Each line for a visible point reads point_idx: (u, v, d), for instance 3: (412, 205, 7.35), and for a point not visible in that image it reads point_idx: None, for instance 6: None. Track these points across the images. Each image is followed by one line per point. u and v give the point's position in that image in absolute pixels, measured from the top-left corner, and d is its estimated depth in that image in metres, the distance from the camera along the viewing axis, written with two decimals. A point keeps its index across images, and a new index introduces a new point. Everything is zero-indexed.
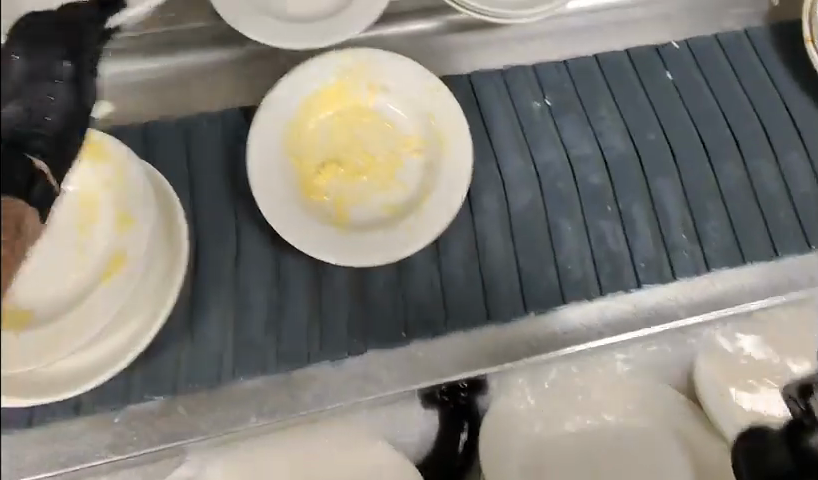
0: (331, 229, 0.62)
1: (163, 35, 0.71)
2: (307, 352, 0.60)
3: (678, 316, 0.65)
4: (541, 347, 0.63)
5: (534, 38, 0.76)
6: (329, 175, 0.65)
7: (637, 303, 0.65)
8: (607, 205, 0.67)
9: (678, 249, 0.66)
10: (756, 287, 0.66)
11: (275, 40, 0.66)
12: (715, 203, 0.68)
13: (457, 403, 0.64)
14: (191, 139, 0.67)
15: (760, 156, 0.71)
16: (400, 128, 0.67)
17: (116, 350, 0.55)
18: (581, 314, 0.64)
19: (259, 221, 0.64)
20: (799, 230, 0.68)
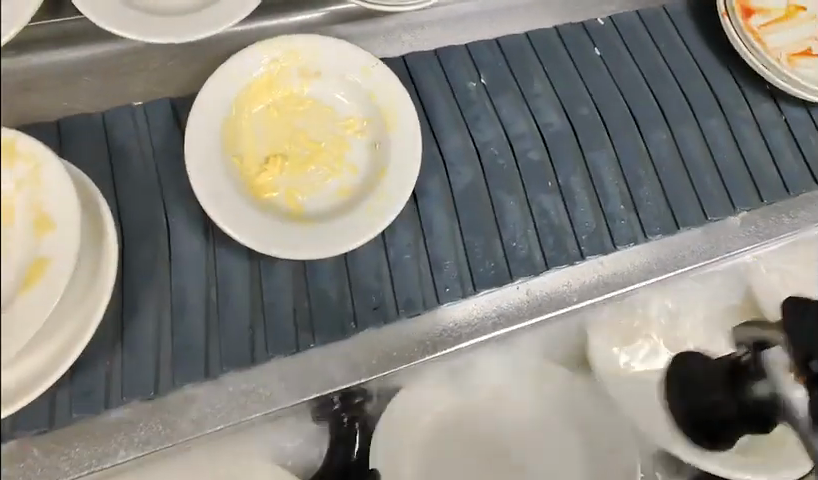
0: (282, 223, 0.59)
1: (43, 32, 0.64)
2: (252, 353, 0.57)
3: (596, 291, 0.65)
4: (492, 324, 0.62)
5: (457, 18, 0.75)
6: (275, 171, 0.62)
7: (528, 292, 0.64)
8: (548, 181, 0.68)
9: (615, 219, 0.68)
10: (658, 260, 0.68)
11: (145, 36, 0.60)
12: (647, 173, 0.70)
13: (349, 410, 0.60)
14: (109, 134, 0.62)
15: (685, 125, 0.74)
16: (340, 112, 0.66)
17: (44, 365, 0.51)
18: (508, 295, 0.64)
19: (192, 214, 0.60)
20: (723, 192, 0.71)
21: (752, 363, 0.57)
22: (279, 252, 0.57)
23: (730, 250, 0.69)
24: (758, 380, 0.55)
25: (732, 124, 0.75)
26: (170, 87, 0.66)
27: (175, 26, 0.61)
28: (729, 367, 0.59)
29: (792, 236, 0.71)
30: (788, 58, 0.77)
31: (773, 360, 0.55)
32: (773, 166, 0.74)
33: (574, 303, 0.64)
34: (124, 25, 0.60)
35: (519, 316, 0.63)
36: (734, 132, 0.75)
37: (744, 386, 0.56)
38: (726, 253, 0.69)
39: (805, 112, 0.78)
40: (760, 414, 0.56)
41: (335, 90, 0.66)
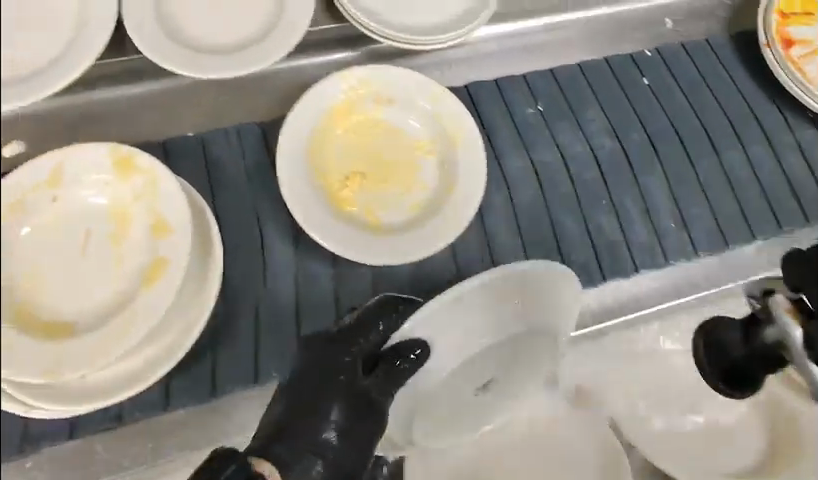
0: (363, 235, 0.65)
1: (102, 68, 0.68)
2: None
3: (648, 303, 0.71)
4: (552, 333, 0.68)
5: (510, 46, 0.81)
6: (354, 187, 0.68)
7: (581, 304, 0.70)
8: (602, 200, 0.73)
9: (667, 234, 0.72)
10: (705, 274, 0.72)
11: (184, 69, 0.63)
12: (696, 194, 0.75)
13: (395, 367, 0.55)
14: (209, 155, 0.69)
15: (731, 149, 0.79)
16: (411, 133, 0.72)
17: (156, 356, 0.58)
18: None
19: (282, 227, 0.67)
20: (769, 213, 0.75)
21: (759, 313, 0.55)
22: (361, 259, 0.63)
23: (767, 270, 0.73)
24: (766, 327, 0.54)
25: (777, 148, 0.80)
26: (252, 110, 0.72)
27: (214, 63, 0.63)
28: (751, 322, 0.58)
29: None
30: None
31: (779, 309, 0.50)
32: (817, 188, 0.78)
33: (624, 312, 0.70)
34: (164, 54, 0.62)
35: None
36: (778, 157, 0.79)
37: (761, 333, 0.55)
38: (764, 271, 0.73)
39: None
40: (771, 354, 0.57)
41: (407, 116, 0.72)
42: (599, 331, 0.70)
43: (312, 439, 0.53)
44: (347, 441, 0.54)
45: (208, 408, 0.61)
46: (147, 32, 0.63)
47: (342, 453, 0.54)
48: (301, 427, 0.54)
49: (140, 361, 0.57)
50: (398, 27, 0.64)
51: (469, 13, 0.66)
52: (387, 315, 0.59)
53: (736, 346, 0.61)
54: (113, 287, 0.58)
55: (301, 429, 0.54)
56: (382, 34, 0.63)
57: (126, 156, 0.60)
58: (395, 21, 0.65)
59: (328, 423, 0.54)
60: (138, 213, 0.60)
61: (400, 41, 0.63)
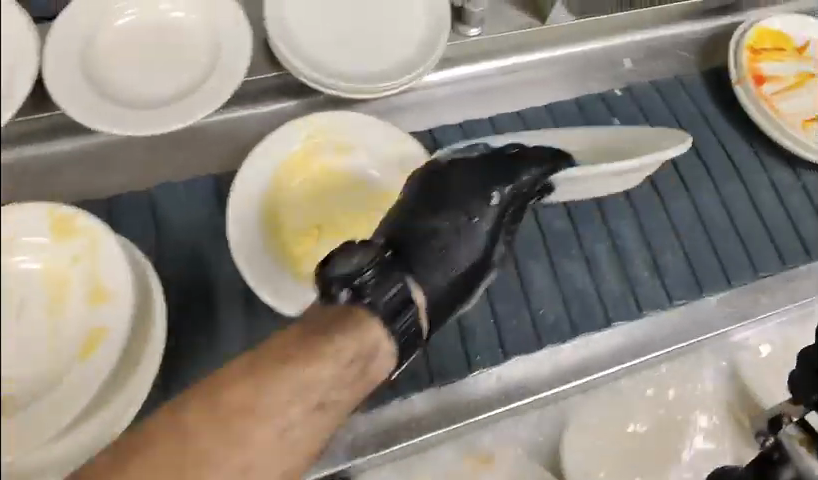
0: None
1: (23, 125, 0.64)
2: None
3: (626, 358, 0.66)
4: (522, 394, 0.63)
5: (461, 90, 0.78)
6: (312, 242, 0.65)
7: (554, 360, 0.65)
8: (572, 249, 0.70)
9: (641, 283, 0.69)
10: (686, 324, 0.68)
11: (85, 115, 0.55)
12: (671, 239, 0.72)
13: (529, 197, 0.58)
14: (153, 211, 0.65)
15: (704, 191, 0.76)
16: (372, 183, 0.69)
17: (87, 436, 0.52)
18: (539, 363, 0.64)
19: (232, 286, 0.63)
20: (746, 258, 0.73)
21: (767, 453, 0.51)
22: None
23: (749, 318, 0.69)
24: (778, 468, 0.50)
25: (751, 190, 0.78)
26: (197, 165, 0.68)
27: (125, 111, 0.57)
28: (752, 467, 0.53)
29: (805, 304, 0.71)
30: (802, 124, 0.81)
31: (790, 440, 0.49)
32: (792, 229, 0.75)
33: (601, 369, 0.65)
34: (69, 93, 0.56)
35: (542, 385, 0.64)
36: (753, 199, 0.77)
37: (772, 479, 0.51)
38: (746, 320, 0.69)
39: None
40: None
41: (367, 164, 0.69)
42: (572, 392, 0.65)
43: (396, 280, 0.48)
44: (455, 285, 0.52)
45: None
46: (65, 83, 0.56)
47: (458, 292, 0.53)
48: (419, 263, 0.51)
49: (71, 445, 0.52)
50: (344, 75, 0.61)
51: (427, 47, 0.63)
52: (540, 163, 0.58)
53: None
54: (55, 360, 0.52)
55: (418, 266, 0.51)
56: (327, 84, 0.60)
57: (61, 219, 0.57)
58: (342, 67, 0.61)
59: (437, 280, 0.51)
60: (76, 276, 0.55)
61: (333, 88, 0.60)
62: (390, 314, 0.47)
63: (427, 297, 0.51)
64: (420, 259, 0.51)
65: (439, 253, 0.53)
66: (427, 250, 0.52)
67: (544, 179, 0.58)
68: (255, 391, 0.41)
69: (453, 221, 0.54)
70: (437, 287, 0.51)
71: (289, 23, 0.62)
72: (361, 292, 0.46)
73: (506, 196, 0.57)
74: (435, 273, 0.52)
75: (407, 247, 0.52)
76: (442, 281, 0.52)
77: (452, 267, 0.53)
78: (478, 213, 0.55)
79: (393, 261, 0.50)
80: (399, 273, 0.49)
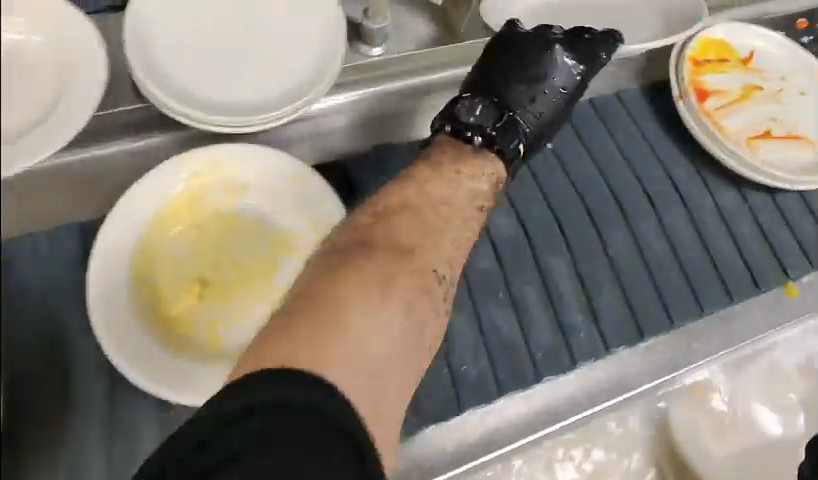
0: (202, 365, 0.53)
1: None
2: None
3: (556, 417, 0.60)
4: (438, 465, 0.57)
5: None
6: (193, 300, 0.56)
7: (475, 426, 0.58)
8: (499, 292, 0.62)
9: (573, 329, 0.62)
10: (620, 376, 0.62)
11: None
12: (607, 278, 0.65)
13: (589, 61, 0.62)
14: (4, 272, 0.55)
15: (644, 220, 0.70)
16: (270, 226, 0.61)
17: None
18: (460, 430, 0.57)
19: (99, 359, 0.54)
20: (690, 295, 0.66)
21: None
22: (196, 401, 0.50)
23: (688, 364, 0.64)
24: None
25: (694, 216, 0.71)
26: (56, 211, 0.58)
27: None
28: None
29: (746, 345, 0.66)
30: (747, 142, 0.76)
31: None
32: (740, 259, 0.69)
33: (526, 432, 0.59)
34: None
35: (464, 454, 0.57)
36: (697, 225, 0.71)
37: None
38: (684, 367, 0.64)
39: (768, 198, 0.74)
40: None
41: (261, 204, 0.61)
42: (495, 458, 0.59)
43: (477, 128, 0.57)
44: (522, 144, 0.59)
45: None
46: None
47: (532, 142, 0.61)
48: (512, 120, 0.59)
49: None
50: (227, 109, 0.54)
51: (318, 72, 0.56)
52: (608, 46, 0.62)
53: None
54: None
55: (492, 115, 0.59)
56: (207, 123, 0.53)
57: None
58: (222, 101, 0.54)
59: (509, 132, 0.58)
60: None
61: (204, 123, 0.53)
62: (464, 158, 0.56)
63: (485, 161, 0.57)
64: (514, 121, 0.59)
65: (523, 95, 0.60)
66: (518, 104, 0.60)
67: (597, 35, 0.62)
68: (387, 267, 0.43)
69: (528, 95, 0.61)
70: (517, 146, 0.59)
71: (153, 48, 0.54)
72: (494, 138, 0.57)
73: (582, 72, 0.62)
74: (522, 123, 0.59)
75: (506, 98, 0.60)
76: (513, 141, 0.58)
77: (526, 110, 0.60)
78: (553, 61, 0.61)
79: (498, 110, 0.59)
80: (488, 105, 0.59)
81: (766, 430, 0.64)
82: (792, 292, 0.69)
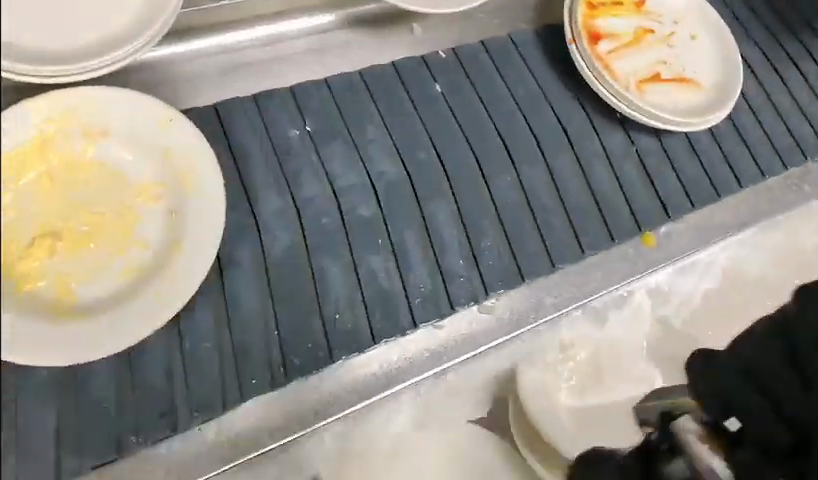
0: (48, 325, 0.49)
1: None
2: None
3: (437, 363, 0.59)
4: (317, 413, 0.55)
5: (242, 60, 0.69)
6: (42, 254, 0.52)
7: (349, 377, 0.56)
8: (379, 239, 0.61)
9: (454, 275, 0.61)
10: (484, 328, 0.62)
11: None
12: (491, 222, 0.65)
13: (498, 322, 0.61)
14: None
15: (531, 164, 0.69)
16: (131, 176, 0.57)
17: None
18: (334, 379, 0.56)
19: None
20: (572, 237, 0.67)
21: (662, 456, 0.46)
22: (51, 362, 0.48)
23: (545, 317, 0.64)
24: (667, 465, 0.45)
25: (582, 159, 0.72)
26: None
27: None
28: (646, 456, 0.47)
29: (597, 299, 0.66)
30: (636, 84, 0.76)
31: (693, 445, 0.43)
32: (623, 200, 0.70)
33: (390, 384, 0.58)
34: None
35: (326, 410, 0.55)
36: (584, 168, 0.71)
37: (658, 477, 0.46)
38: (540, 320, 0.63)
39: (655, 140, 0.75)
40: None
41: (123, 151, 0.57)
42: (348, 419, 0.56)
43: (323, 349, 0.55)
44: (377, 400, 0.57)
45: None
46: None
47: (394, 371, 0.58)
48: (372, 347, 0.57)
49: None
50: (52, 61, 0.57)
51: (142, 24, 0.60)
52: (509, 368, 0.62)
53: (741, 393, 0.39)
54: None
55: (335, 336, 0.56)
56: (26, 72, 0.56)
57: None
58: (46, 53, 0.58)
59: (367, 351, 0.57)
60: None
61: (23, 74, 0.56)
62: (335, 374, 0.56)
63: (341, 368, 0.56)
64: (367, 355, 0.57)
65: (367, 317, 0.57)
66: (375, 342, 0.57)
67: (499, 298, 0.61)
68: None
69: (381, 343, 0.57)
70: (374, 365, 0.57)
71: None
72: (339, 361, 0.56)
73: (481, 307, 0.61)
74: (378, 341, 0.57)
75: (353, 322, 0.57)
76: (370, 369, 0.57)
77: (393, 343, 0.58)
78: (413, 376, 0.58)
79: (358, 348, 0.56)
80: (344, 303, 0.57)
81: (641, 368, 0.65)
82: (649, 241, 0.69)
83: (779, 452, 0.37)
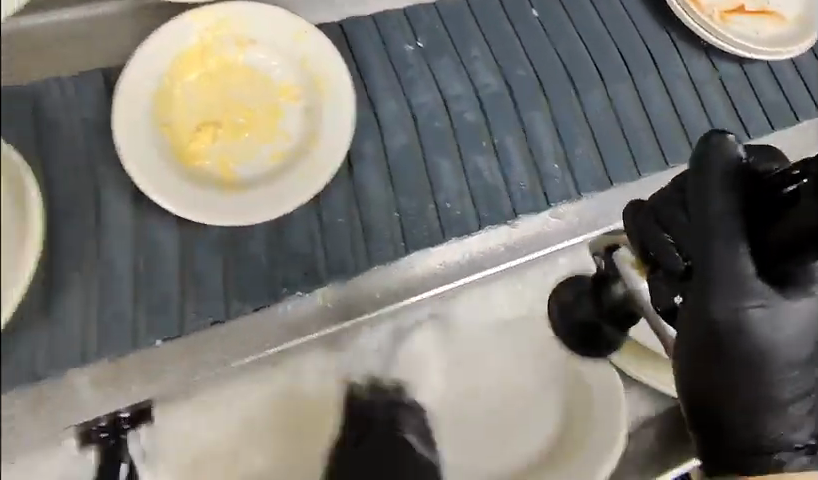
0: (219, 194, 0.58)
1: None
2: (181, 325, 0.56)
3: (527, 250, 0.67)
4: (430, 283, 0.64)
5: None
6: (207, 138, 0.61)
7: (456, 255, 0.64)
8: (483, 141, 0.68)
9: (549, 177, 0.69)
10: (564, 225, 0.68)
11: None
12: (583, 134, 0.71)
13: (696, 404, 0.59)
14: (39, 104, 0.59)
15: (619, 83, 0.75)
16: (274, 77, 0.64)
17: None
18: (445, 257, 0.64)
19: (118, 175, 0.58)
20: (657, 150, 0.73)
21: (604, 271, 0.55)
22: (221, 222, 0.58)
23: None
24: (613, 284, 0.55)
25: (667, 82, 0.77)
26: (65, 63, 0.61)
27: None
28: (593, 283, 0.57)
29: None
30: (721, 15, 0.80)
31: (624, 260, 0.53)
32: (704, 120, 0.76)
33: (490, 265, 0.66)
34: None
35: (435, 281, 0.64)
36: (668, 91, 0.76)
37: (606, 290, 0.55)
38: None
39: (737, 68, 0.80)
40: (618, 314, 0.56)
41: (266, 56, 0.64)
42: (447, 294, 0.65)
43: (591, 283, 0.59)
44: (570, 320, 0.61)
45: (48, 411, 0.55)
46: None
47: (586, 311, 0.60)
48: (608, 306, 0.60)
49: None
50: None
51: None
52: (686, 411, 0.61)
53: (647, 225, 0.48)
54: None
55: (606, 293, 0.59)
56: None
57: None
58: None
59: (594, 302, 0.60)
60: None
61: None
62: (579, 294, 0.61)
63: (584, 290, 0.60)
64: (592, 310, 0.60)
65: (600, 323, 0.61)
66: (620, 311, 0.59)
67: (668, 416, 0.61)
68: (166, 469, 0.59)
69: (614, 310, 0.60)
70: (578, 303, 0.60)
71: None
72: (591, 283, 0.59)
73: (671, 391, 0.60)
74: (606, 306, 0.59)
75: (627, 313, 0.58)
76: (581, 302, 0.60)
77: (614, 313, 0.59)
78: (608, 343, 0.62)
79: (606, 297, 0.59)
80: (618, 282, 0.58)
81: None
82: None
83: (670, 280, 0.48)
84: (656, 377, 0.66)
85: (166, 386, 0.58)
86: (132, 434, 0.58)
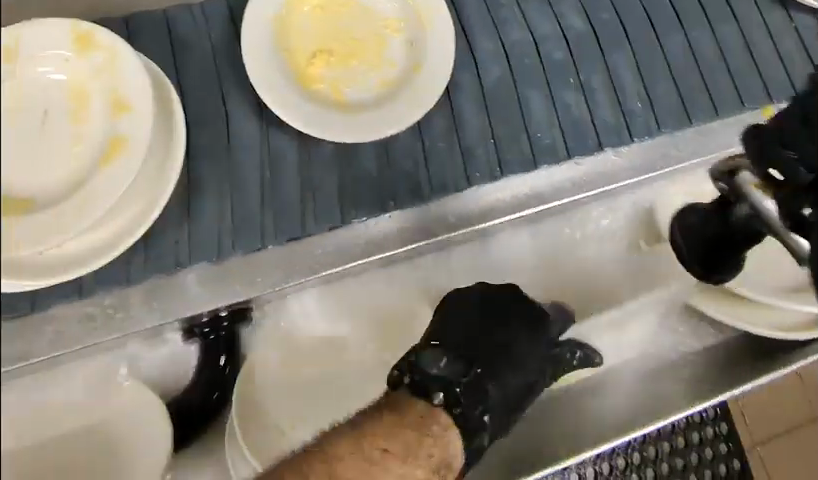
0: (336, 113, 0.64)
1: None
2: (302, 228, 0.64)
3: (617, 178, 0.71)
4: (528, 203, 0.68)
5: None
6: (321, 64, 0.66)
7: (548, 179, 0.69)
8: (570, 78, 0.73)
9: (633, 113, 0.73)
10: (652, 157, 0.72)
11: None
12: (664, 75, 0.75)
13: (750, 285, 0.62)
14: (177, 35, 0.67)
15: (699, 28, 0.78)
16: (380, 11, 0.68)
17: (104, 244, 0.57)
18: (538, 182, 0.69)
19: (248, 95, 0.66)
20: (735, 94, 0.75)
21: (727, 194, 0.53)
22: (336, 138, 0.63)
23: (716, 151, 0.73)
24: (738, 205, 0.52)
25: (746, 30, 0.79)
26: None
27: None
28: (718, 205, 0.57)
29: None
30: None
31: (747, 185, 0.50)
32: (781, 67, 0.78)
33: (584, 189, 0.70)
34: None
35: (530, 202, 0.68)
36: (747, 38, 0.78)
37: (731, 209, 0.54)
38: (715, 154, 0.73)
39: (814, 19, 0.80)
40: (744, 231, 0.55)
41: None
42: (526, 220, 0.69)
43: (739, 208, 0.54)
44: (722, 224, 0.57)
45: (159, 303, 0.61)
46: None
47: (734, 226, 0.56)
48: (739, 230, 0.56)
49: (83, 247, 0.56)
50: None
51: None
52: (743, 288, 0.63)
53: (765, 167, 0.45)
54: (75, 161, 0.54)
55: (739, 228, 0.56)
56: None
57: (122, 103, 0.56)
58: None
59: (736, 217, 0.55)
60: (99, 92, 0.56)
61: None
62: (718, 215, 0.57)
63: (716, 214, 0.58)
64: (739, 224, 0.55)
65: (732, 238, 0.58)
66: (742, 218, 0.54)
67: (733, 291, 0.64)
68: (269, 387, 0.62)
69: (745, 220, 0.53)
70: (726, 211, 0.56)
71: None
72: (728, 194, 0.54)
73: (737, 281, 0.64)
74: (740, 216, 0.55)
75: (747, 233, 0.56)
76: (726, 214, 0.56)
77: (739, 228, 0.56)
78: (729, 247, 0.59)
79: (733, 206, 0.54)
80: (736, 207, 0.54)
81: None
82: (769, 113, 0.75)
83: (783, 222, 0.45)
84: (722, 309, 0.68)
85: (262, 287, 0.62)
86: (230, 332, 0.63)
